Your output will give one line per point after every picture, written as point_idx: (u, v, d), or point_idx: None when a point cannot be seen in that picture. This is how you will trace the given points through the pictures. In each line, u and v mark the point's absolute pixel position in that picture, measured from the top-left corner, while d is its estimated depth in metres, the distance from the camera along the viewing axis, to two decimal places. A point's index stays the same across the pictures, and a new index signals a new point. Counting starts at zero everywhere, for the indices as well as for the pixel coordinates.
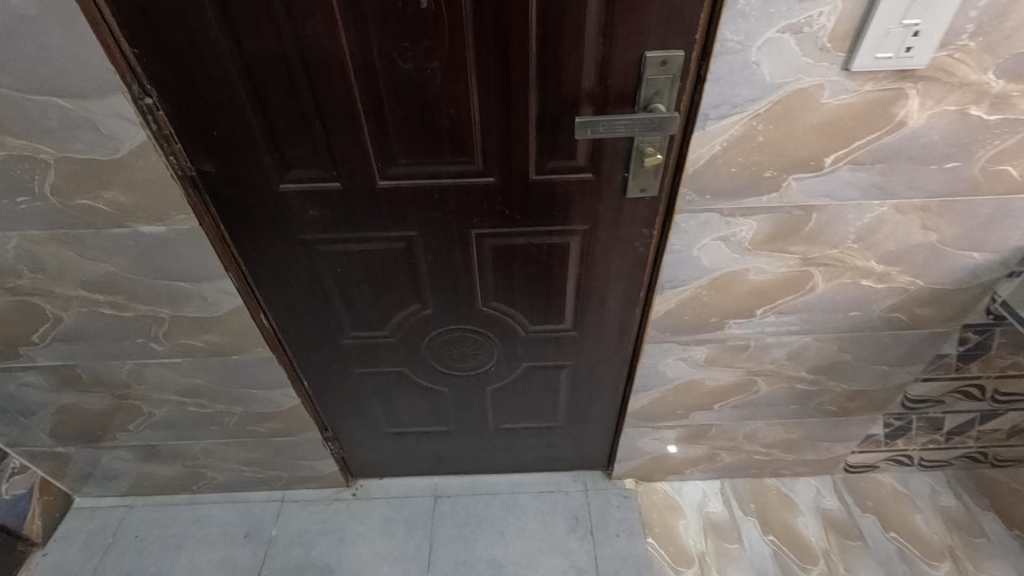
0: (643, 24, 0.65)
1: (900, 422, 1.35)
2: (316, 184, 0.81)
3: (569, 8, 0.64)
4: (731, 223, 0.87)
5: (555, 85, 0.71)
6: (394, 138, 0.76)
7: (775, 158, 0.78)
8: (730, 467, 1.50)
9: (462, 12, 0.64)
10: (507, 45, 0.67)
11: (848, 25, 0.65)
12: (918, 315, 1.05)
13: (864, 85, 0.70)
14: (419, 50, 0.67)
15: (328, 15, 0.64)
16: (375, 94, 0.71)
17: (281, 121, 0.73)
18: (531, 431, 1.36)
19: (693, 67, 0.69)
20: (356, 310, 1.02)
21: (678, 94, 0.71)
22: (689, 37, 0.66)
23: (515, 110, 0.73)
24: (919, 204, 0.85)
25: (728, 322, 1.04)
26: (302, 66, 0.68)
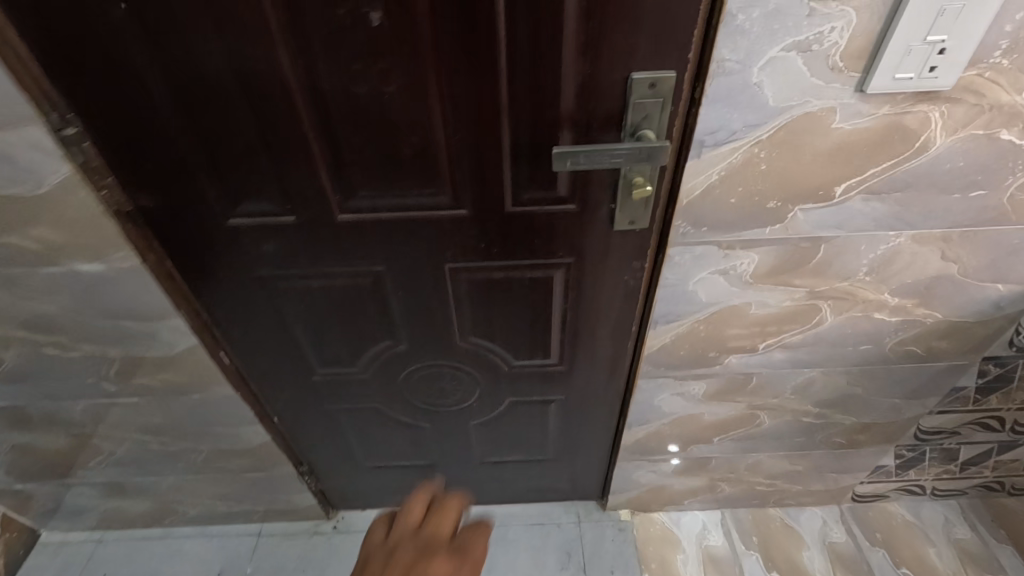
0: (629, 42, 0.57)
1: (913, 452, 1.27)
2: (269, 218, 0.72)
3: (543, 25, 0.56)
4: (730, 256, 0.79)
5: (530, 111, 0.62)
6: (352, 169, 0.67)
7: (779, 188, 0.70)
8: (731, 498, 1.42)
9: (420, 31, 0.56)
10: (473, 66, 0.59)
11: (864, 42, 0.57)
12: (935, 348, 0.97)
13: (881, 108, 0.62)
14: (372, 72, 0.59)
15: (265, 34, 0.56)
16: (327, 121, 0.63)
17: (223, 151, 0.65)
18: (519, 464, 1.28)
19: (687, 90, 0.60)
20: (323, 347, 0.93)
21: (671, 119, 0.62)
22: (682, 56, 0.57)
23: (486, 139, 0.65)
24: (939, 235, 0.77)
25: (728, 356, 0.96)
26: (241, 91, 0.60)
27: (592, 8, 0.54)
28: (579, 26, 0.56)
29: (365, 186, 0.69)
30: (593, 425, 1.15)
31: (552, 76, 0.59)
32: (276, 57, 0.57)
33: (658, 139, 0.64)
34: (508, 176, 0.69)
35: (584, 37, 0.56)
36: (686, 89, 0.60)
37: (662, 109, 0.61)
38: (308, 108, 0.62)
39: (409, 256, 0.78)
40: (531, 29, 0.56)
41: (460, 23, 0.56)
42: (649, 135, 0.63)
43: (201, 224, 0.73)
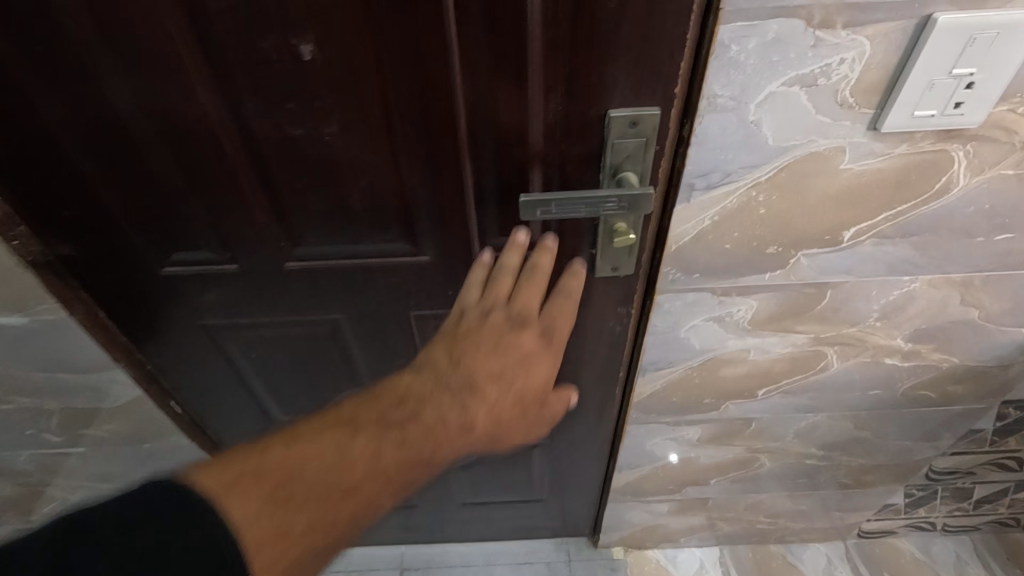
0: (605, 77, 0.48)
1: (924, 492, 1.19)
2: (208, 267, 0.65)
3: (503, 57, 0.47)
4: (725, 303, 0.71)
5: (494, 152, 0.54)
6: (297, 214, 0.59)
7: (780, 232, 0.62)
8: (730, 535, 1.34)
9: (360, 65, 0.48)
10: (425, 104, 0.50)
11: (879, 76, 0.49)
12: (950, 392, 0.89)
13: (897, 147, 0.54)
14: (308, 112, 0.51)
15: (179, 70, 0.48)
16: (262, 165, 0.55)
17: (147, 197, 0.57)
18: (503, 504, 1.20)
19: (674, 128, 0.52)
20: (283, 395, 0.85)
21: (656, 161, 0.54)
22: (668, 91, 0.49)
23: (445, 182, 0.56)
24: (959, 280, 0.69)
25: (725, 402, 0.88)
26: (159, 133, 0.52)
27: (559, 38, 0.46)
28: (545, 58, 0.47)
29: (312, 233, 0.61)
30: (582, 468, 1.07)
31: (517, 115, 0.51)
32: (195, 96, 0.49)
33: (642, 182, 0.55)
34: (474, 222, 0.60)
35: (552, 71, 0.48)
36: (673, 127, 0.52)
37: (646, 151, 0.53)
38: (239, 152, 0.54)
39: (369, 303, 0.70)
40: (489, 61, 0.48)
41: (405, 56, 0.47)
42: (631, 178, 0.54)
43: (132, 273, 0.65)
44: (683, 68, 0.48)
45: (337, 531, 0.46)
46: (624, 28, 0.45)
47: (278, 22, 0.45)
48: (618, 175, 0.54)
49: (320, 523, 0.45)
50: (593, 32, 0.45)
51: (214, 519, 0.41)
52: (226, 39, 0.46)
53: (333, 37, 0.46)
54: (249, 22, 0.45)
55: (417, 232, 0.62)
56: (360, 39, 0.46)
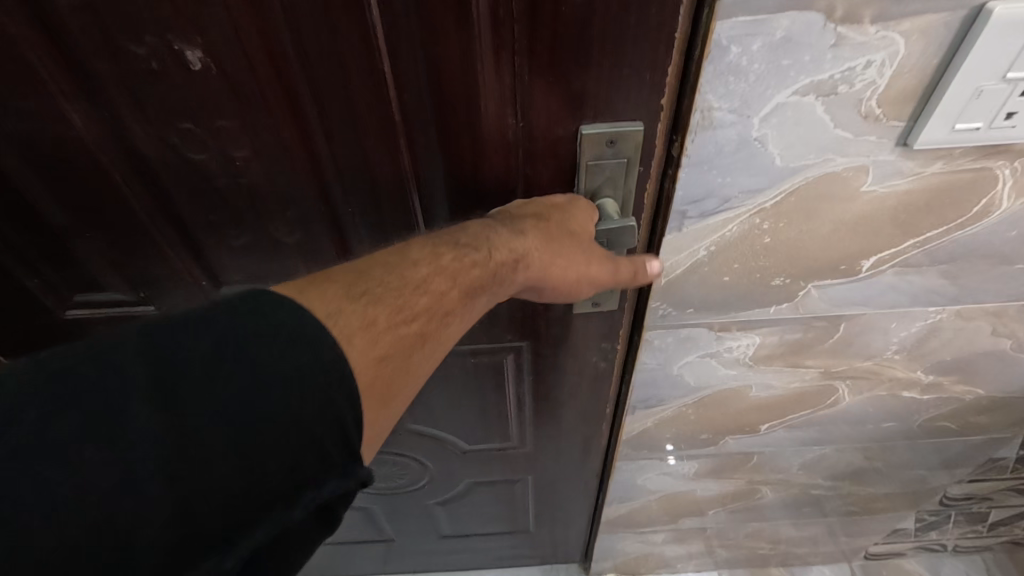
0: (575, 88, 0.38)
1: (936, 516, 1.11)
2: (121, 309, 0.55)
3: (444, 65, 0.37)
4: (724, 339, 0.62)
5: (443, 179, 0.44)
6: (215, 251, 0.50)
7: (788, 263, 0.52)
8: (729, 560, 1.26)
9: (264, 74, 0.38)
10: (352, 122, 0.40)
11: (913, 83, 0.39)
12: (972, 422, 0.80)
13: (930, 166, 0.45)
14: (209, 132, 0.41)
15: (38, 84, 0.38)
16: (164, 195, 0.45)
17: (31, 232, 0.48)
18: (487, 536, 1.11)
19: (662, 148, 0.42)
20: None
21: (640, 185, 0.44)
22: (654, 104, 0.39)
23: (388, 214, 0.46)
24: (990, 310, 0.60)
25: (724, 437, 0.80)
26: (30, 159, 0.42)
27: (513, 39, 0.36)
28: (497, 66, 0.37)
29: (237, 271, 0.52)
30: (570, 504, 0.98)
31: (468, 135, 0.41)
32: (65, 114, 0.40)
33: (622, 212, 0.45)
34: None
35: (507, 81, 0.38)
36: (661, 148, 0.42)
37: (626, 176, 0.43)
38: (133, 179, 0.44)
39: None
40: (426, 70, 0.37)
41: (320, 64, 0.37)
42: (609, 207, 0.44)
43: (30, 318, 0.55)
44: (672, 75, 0.38)
45: (402, 342, 0.34)
46: (595, 28, 0.35)
47: (153, 20, 0.35)
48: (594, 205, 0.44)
49: (398, 315, 0.34)
50: (556, 32, 0.35)
51: (294, 312, 0.30)
52: (91, 42, 0.36)
53: (226, 40, 0.36)
54: (117, 22, 0.35)
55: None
56: (261, 43, 0.36)
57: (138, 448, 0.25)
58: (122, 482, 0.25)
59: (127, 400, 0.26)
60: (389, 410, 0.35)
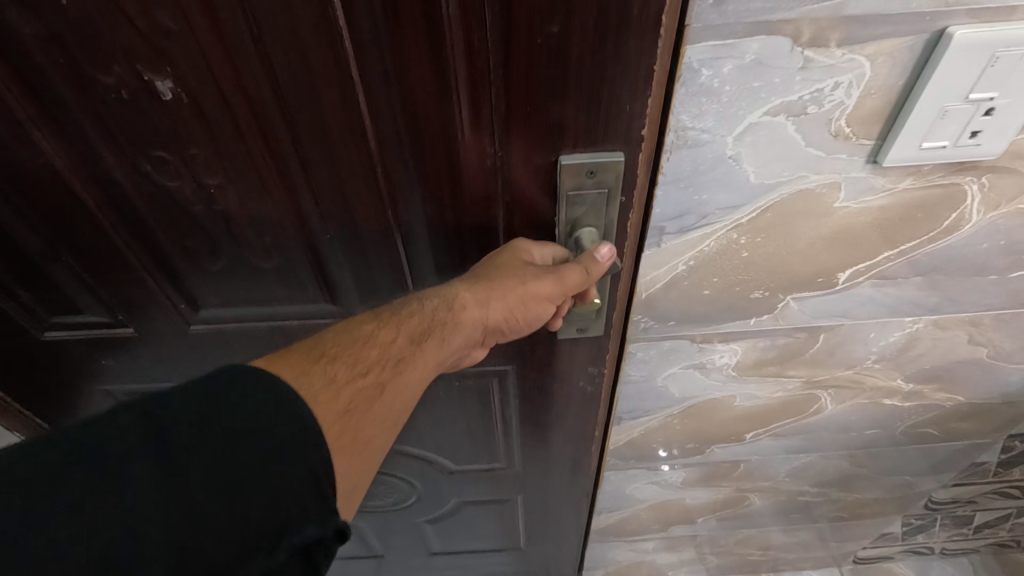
0: (554, 117, 0.39)
1: (922, 520, 1.12)
2: (98, 331, 0.55)
3: (419, 94, 0.37)
4: (706, 350, 0.62)
5: (422, 205, 0.44)
6: (191, 275, 0.50)
7: (766, 276, 0.53)
8: (721, 567, 1.26)
9: (236, 104, 0.38)
10: (326, 149, 0.40)
11: (882, 103, 0.40)
12: (954, 428, 0.81)
13: (901, 181, 0.46)
14: (183, 160, 0.41)
15: (7, 112, 0.39)
16: (138, 219, 0.45)
17: (4, 256, 0.48)
18: (476, 554, 1.10)
19: (643, 177, 0.43)
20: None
21: (622, 214, 0.44)
22: (634, 134, 0.40)
23: (367, 238, 0.47)
24: (967, 319, 0.61)
25: (710, 446, 0.80)
26: (1, 182, 0.43)
27: (489, 70, 0.36)
28: (476, 96, 0.37)
29: (216, 295, 0.52)
30: (562, 526, 0.96)
31: (446, 164, 0.41)
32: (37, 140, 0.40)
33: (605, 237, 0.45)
34: (408, 285, 0.50)
35: (485, 112, 0.38)
36: (641, 176, 0.43)
37: (608, 206, 0.43)
38: (108, 204, 0.44)
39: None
40: (401, 101, 0.38)
41: (294, 94, 0.37)
42: (588, 236, 0.44)
43: (6, 340, 0.55)
44: (652, 106, 0.39)
45: (364, 393, 0.38)
46: (572, 59, 0.36)
47: (124, 48, 0.35)
48: (575, 235, 0.44)
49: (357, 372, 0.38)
50: (532, 63, 0.36)
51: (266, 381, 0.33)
52: (63, 70, 0.36)
53: (199, 70, 0.36)
54: (87, 50, 0.36)
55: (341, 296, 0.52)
56: (235, 73, 0.37)
57: (136, 499, 0.28)
58: (121, 530, 0.27)
59: (124, 458, 0.29)
60: (360, 457, 0.37)
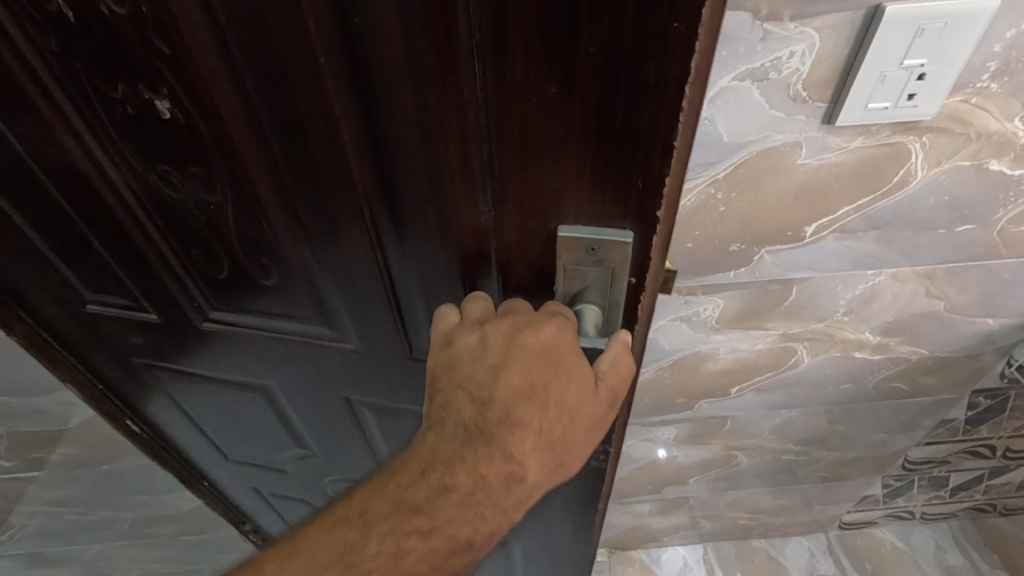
0: (554, 183, 0.37)
1: (901, 482, 1.20)
2: (128, 312, 0.63)
3: (406, 144, 0.38)
4: (692, 302, 0.70)
5: (412, 250, 0.46)
6: (200, 280, 0.58)
7: (742, 230, 0.61)
8: (713, 533, 1.34)
9: (234, 134, 0.42)
10: (315, 185, 0.44)
11: (832, 69, 0.48)
12: (922, 383, 0.89)
13: (853, 140, 0.53)
14: (185, 175, 0.46)
15: (49, 121, 0.45)
16: (152, 221, 0.52)
17: (57, 237, 0.56)
18: None
19: (657, 261, 0.41)
20: (237, 434, 0.85)
21: (626, 293, 0.43)
22: (649, 213, 0.38)
23: (355, 270, 0.50)
24: (923, 272, 0.68)
25: (699, 402, 0.88)
26: (51, 175, 0.50)
27: (479, 126, 0.35)
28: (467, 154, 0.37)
29: (224, 294, 0.59)
30: None
31: (433, 214, 0.42)
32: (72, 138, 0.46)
33: (607, 312, 0.44)
34: (398, 313, 0.54)
35: (477, 171, 0.38)
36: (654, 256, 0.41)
37: (614, 283, 0.42)
38: (131, 202, 0.51)
39: (303, 373, 0.68)
40: (389, 151, 0.39)
41: (284, 131, 0.40)
42: (589, 314, 0.43)
43: (55, 307, 0.64)
44: (670, 186, 0.36)
45: None
46: (571, 123, 0.34)
47: (132, 71, 0.40)
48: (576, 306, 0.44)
49: None
50: (527, 123, 0.34)
51: None
52: (90, 85, 0.42)
53: (195, 97, 0.40)
54: (106, 69, 0.41)
55: (337, 316, 0.57)
56: (229, 106, 0.40)
57: None
58: None
59: None
60: None
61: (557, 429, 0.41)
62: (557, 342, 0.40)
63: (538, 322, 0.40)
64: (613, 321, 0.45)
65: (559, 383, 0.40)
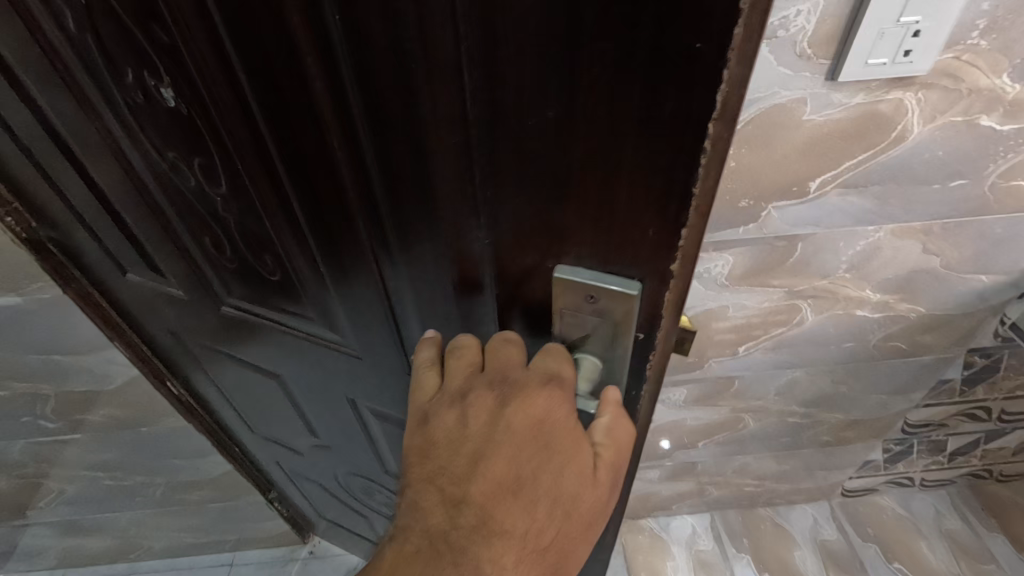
0: (555, 224, 0.32)
1: (901, 446, 1.25)
2: (158, 287, 0.65)
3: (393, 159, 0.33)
4: (703, 259, 0.74)
5: (406, 273, 0.42)
6: (211, 268, 0.59)
7: (751, 185, 0.65)
8: (719, 500, 1.39)
9: (226, 132, 0.40)
10: (306, 196, 0.41)
11: (833, 27, 0.52)
12: (920, 342, 0.94)
13: (854, 97, 0.58)
14: (187, 167, 0.46)
15: (72, 100, 0.45)
16: (166, 207, 0.52)
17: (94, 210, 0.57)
18: None
19: (671, 316, 0.36)
20: (260, 415, 0.89)
21: (632, 346, 0.38)
22: (662, 265, 0.33)
23: (349, 284, 0.48)
24: (920, 228, 0.73)
25: (708, 360, 0.93)
26: (82, 153, 0.50)
27: (469, 154, 0.30)
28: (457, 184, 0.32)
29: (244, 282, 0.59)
30: None
31: (424, 243, 0.37)
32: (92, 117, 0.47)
33: (608, 362, 0.40)
34: (395, 334, 0.51)
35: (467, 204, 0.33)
36: (670, 305, 0.35)
37: (623, 336, 0.37)
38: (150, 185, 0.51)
39: (313, 366, 0.69)
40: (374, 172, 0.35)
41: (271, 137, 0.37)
42: (586, 365, 0.39)
43: (98, 272, 0.66)
44: (687, 235, 0.31)
45: None
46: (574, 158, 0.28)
47: (137, 57, 0.39)
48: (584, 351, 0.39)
49: None
50: (523, 152, 0.29)
51: None
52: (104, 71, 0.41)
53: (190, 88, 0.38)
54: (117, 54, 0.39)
55: (345, 322, 0.55)
56: (220, 104, 0.38)
57: None
58: None
59: None
60: None
61: (548, 533, 0.35)
62: (546, 418, 0.36)
63: (522, 398, 0.36)
64: (622, 370, 0.40)
65: (551, 471, 0.36)
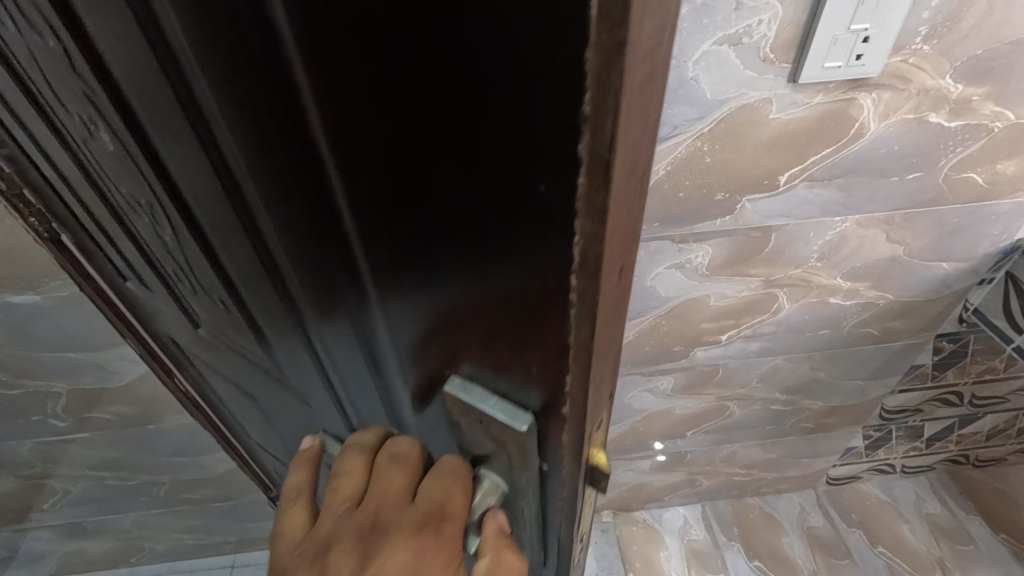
0: (440, 330, 0.28)
1: (880, 433, 1.30)
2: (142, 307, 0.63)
3: (295, 236, 0.31)
4: (685, 250, 0.80)
5: (335, 346, 0.39)
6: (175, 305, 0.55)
7: (726, 179, 0.71)
8: (709, 491, 1.43)
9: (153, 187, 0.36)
10: (238, 257, 0.37)
11: (792, 34, 0.58)
12: (891, 328, 1.00)
13: (815, 97, 0.64)
14: (133, 214, 0.42)
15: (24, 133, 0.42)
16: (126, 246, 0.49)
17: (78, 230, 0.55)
18: None
19: (572, 460, 0.31)
20: (242, 438, 0.88)
21: (535, 477, 0.33)
22: (550, 403, 0.27)
23: (289, 348, 0.44)
24: (883, 218, 0.79)
25: (694, 349, 0.98)
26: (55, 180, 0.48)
27: (355, 240, 0.27)
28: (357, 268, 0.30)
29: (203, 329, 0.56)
30: None
31: (343, 320, 0.35)
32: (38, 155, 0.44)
33: (510, 487, 0.36)
34: (337, 403, 0.47)
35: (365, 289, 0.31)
36: (566, 448, 0.30)
37: (520, 468, 0.33)
38: (99, 223, 0.48)
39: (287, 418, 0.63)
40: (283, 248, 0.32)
41: (197, 197, 0.34)
42: (474, 494, 0.36)
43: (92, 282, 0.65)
44: (572, 386, 0.26)
45: None
46: (443, 269, 0.25)
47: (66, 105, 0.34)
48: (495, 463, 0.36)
49: None
50: (400, 250, 0.25)
51: None
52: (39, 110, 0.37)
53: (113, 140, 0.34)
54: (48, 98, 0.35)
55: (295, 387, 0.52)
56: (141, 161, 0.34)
57: None
58: None
59: None
60: None
61: None
62: (414, 572, 0.34)
63: (388, 549, 0.35)
64: (522, 500, 0.36)
65: None
